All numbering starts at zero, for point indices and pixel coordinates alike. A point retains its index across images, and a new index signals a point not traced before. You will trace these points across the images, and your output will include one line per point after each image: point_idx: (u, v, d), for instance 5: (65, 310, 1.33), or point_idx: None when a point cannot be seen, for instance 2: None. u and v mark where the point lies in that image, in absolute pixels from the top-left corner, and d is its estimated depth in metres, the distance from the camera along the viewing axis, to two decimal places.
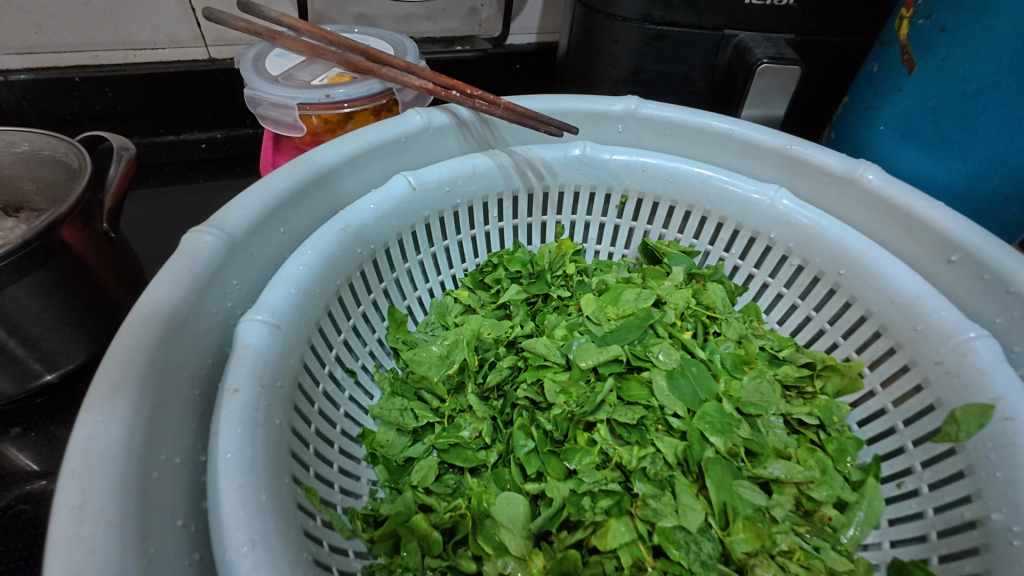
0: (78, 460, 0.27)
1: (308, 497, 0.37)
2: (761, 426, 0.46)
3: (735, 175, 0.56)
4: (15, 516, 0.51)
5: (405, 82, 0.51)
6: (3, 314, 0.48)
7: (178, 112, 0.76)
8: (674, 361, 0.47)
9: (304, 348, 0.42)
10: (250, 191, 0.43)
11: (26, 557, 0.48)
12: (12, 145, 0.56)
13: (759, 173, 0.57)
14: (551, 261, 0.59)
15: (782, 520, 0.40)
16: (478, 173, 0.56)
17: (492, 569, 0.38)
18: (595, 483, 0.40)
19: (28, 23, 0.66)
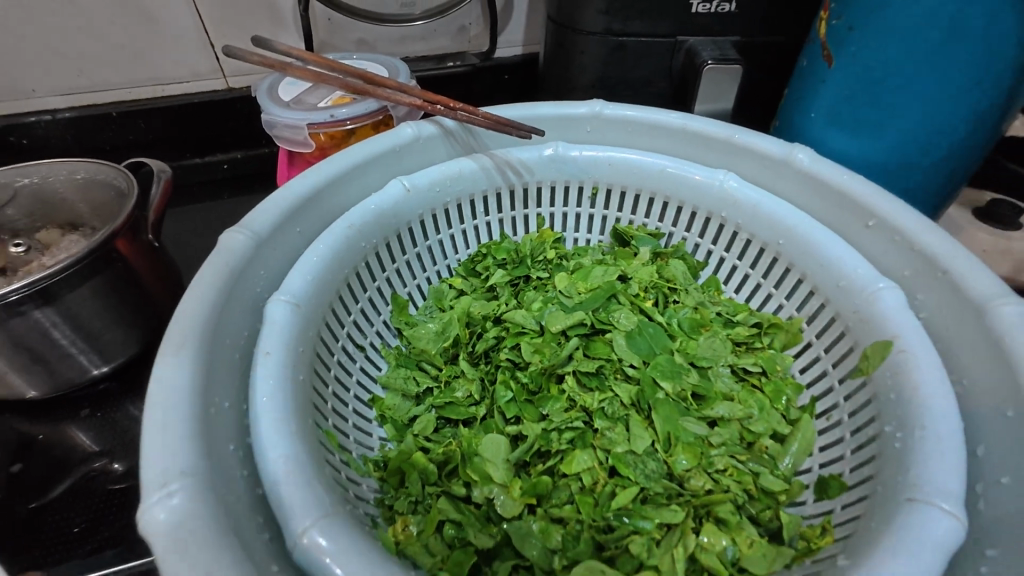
0: (157, 395, 0.36)
1: (329, 439, 0.45)
2: (711, 376, 0.54)
3: (688, 164, 0.64)
4: (85, 486, 0.59)
5: (398, 100, 0.60)
6: (71, 313, 0.58)
7: (202, 138, 0.86)
8: (632, 323, 0.55)
9: (320, 324, 0.51)
10: (271, 199, 0.53)
11: (93, 518, 0.56)
12: (72, 173, 0.67)
13: (710, 161, 0.65)
14: (533, 248, 0.68)
15: (718, 445, 0.47)
16: (464, 174, 0.65)
17: (479, 494, 0.45)
18: (562, 421, 0.48)
19: (71, 66, 0.77)
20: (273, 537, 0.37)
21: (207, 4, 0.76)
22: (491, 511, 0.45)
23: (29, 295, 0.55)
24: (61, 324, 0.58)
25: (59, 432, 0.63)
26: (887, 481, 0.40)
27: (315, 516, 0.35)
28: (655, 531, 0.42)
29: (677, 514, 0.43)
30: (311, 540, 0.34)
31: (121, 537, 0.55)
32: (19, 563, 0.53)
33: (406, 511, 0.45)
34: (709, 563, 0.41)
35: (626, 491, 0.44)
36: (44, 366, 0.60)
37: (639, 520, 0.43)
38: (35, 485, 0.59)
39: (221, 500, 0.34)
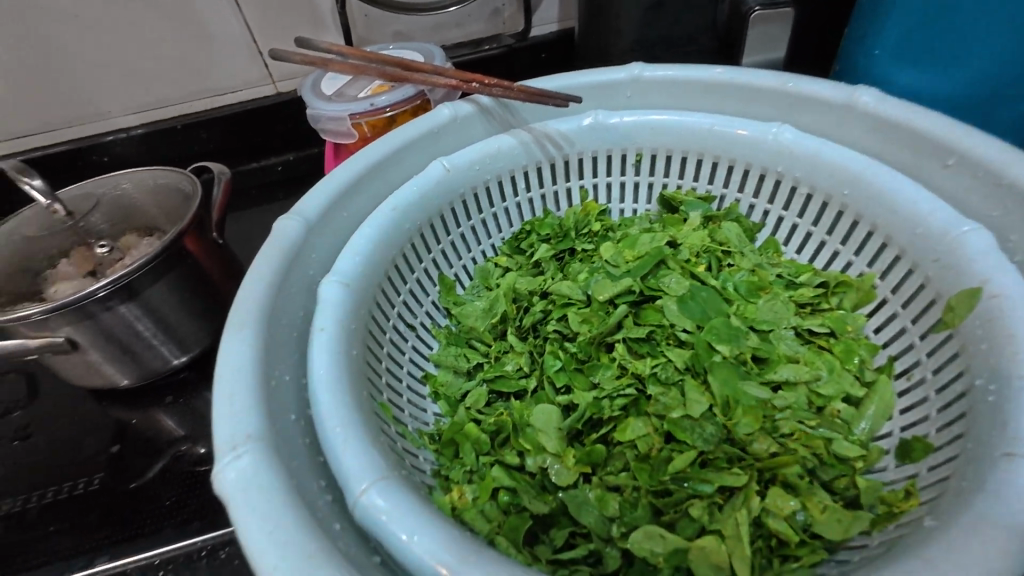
0: (225, 369, 0.39)
1: (385, 412, 0.47)
2: (773, 339, 0.51)
3: (737, 120, 0.60)
4: (172, 467, 0.64)
5: (434, 83, 0.61)
6: (152, 308, 0.63)
7: (257, 142, 0.91)
8: (683, 287, 0.53)
9: (371, 303, 0.52)
10: (318, 187, 0.55)
11: (179, 496, 0.60)
12: (149, 179, 0.71)
13: (762, 114, 0.61)
14: (577, 222, 0.67)
15: (783, 408, 0.45)
16: (502, 151, 0.64)
17: (533, 463, 0.45)
18: (614, 389, 0.47)
19: (138, 86, 0.83)
20: (336, 500, 0.38)
21: (252, 13, 0.79)
22: (546, 479, 0.45)
23: (114, 290, 0.60)
24: (143, 317, 0.63)
25: (148, 417, 0.69)
26: (980, 437, 0.37)
27: (373, 477, 0.36)
28: (716, 495, 0.41)
29: (740, 477, 0.41)
30: (370, 499, 0.35)
31: (206, 510, 0.59)
32: (124, 533, 0.58)
33: (461, 480, 0.46)
34: (778, 528, 0.39)
35: (683, 454, 0.42)
36: (133, 356, 0.65)
37: (698, 484, 0.41)
38: (131, 467, 0.64)
39: (286, 463, 0.36)
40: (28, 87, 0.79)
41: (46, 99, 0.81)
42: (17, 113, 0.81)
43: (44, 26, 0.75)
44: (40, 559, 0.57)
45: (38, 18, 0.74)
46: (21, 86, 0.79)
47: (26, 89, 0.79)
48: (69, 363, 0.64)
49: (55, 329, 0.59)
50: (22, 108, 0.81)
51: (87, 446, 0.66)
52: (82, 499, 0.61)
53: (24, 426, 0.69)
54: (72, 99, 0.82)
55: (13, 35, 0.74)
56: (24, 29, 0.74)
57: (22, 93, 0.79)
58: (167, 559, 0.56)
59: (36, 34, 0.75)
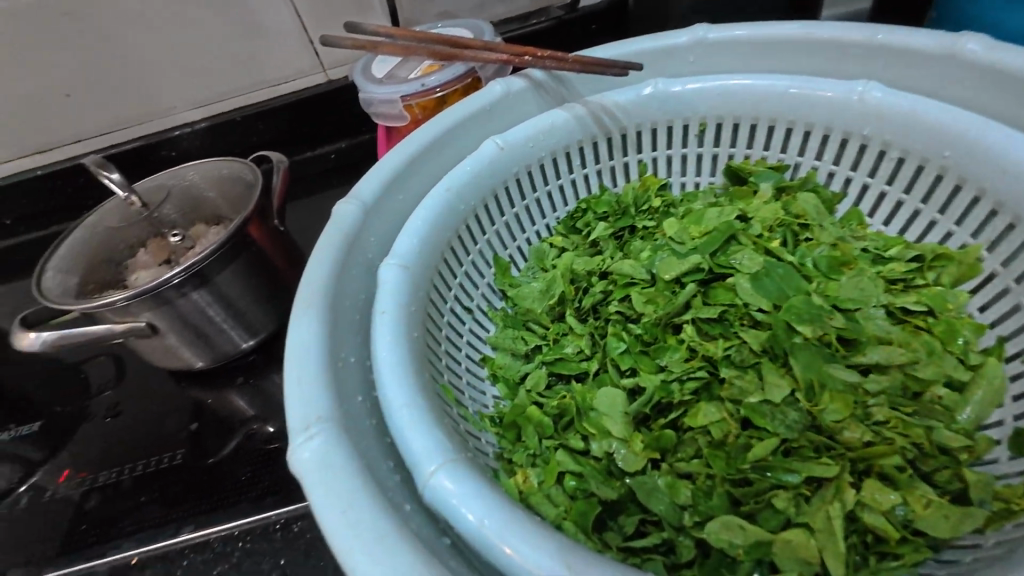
0: (293, 352, 0.39)
1: (446, 394, 0.46)
2: (860, 318, 0.46)
3: (815, 81, 0.55)
4: (247, 445, 0.67)
5: (485, 59, 0.59)
6: (221, 293, 0.66)
7: (312, 131, 0.93)
8: (757, 264, 0.49)
9: (429, 286, 0.52)
10: (373, 171, 0.55)
11: (255, 472, 0.63)
12: (218, 170, 0.74)
13: (847, 72, 0.55)
14: (636, 197, 0.64)
15: (875, 393, 0.41)
16: (557, 126, 0.62)
17: (599, 447, 0.44)
18: (683, 372, 0.45)
19: (200, 80, 0.86)
20: (405, 481, 0.38)
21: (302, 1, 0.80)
22: (612, 464, 0.43)
23: (187, 277, 0.63)
24: (214, 303, 0.66)
25: (223, 397, 0.72)
26: None
27: (440, 460, 0.36)
28: (803, 486, 0.38)
29: (831, 468, 0.38)
30: (438, 482, 0.35)
31: (279, 485, 0.60)
32: (206, 505, 0.61)
33: (525, 463, 0.45)
34: (875, 523, 0.36)
35: (764, 442, 0.40)
36: (206, 340, 0.69)
37: (783, 473, 0.38)
38: (210, 443, 0.68)
39: (356, 444, 0.36)
40: (103, 87, 0.83)
41: (118, 98, 0.85)
42: (95, 113, 0.86)
43: (114, 27, 0.78)
44: (133, 527, 0.61)
45: (109, 20, 0.77)
46: (97, 86, 0.83)
47: (101, 89, 0.84)
48: (150, 347, 0.68)
49: (136, 315, 0.63)
50: (98, 108, 0.85)
51: (169, 423, 0.71)
52: (167, 472, 0.66)
53: (114, 405, 0.74)
54: (142, 97, 0.86)
55: (87, 37, 0.78)
56: (96, 31, 0.78)
57: (97, 93, 0.84)
58: (245, 530, 0.57)
59: (108, 36, 0.79)
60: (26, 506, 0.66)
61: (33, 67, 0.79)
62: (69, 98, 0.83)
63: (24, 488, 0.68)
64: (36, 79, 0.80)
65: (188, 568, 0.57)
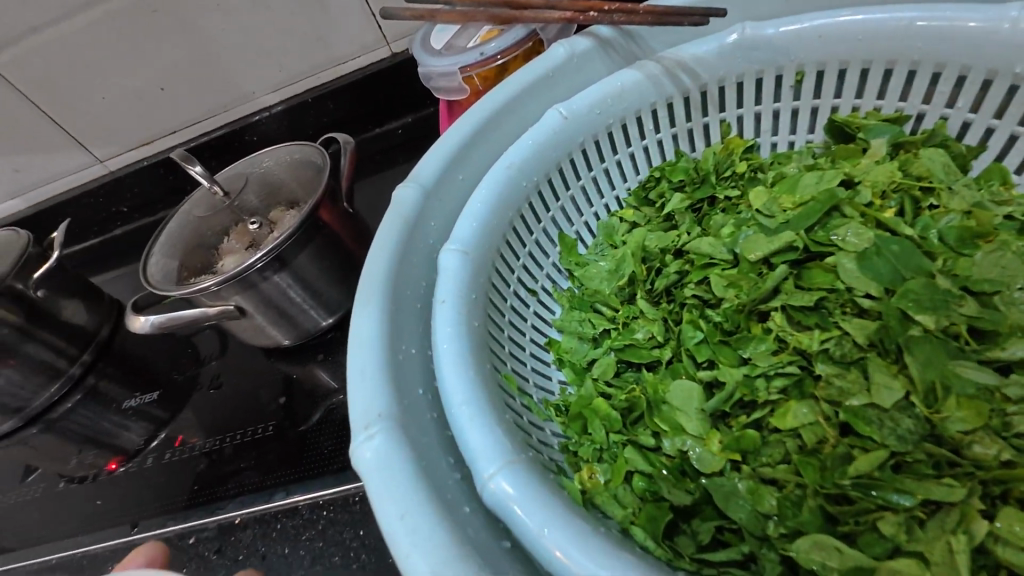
0: (354, 345, 0.40)
1: (509, 383, 0.45)
2: (999, 303, 0.39)
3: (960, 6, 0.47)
4: (330, 418, 0.71)
5: (547, 19, 0.54)
6: (300, 273, 0.70)
7: (379, 108, 0.94)
8: (866, 241, 0.42)
9: (490, 270, 0.50)
10: (432, 150, 0.53)
11: (337, 446, 0.67)
12: (291, 155, 0.77)
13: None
14: (717, 162, 0.58)
15: (1018, 400, 0.34)
16: (627, 89, 0.56)
17: (671, 445, 0.41)
18: (771, 366, 0.40)
19: (273, 64, 0.88)
20: (465, 478, 0.38)
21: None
22: (686, 465, 0.40)
23: (269, 261, 0.67)
24: (293, 284, 0.70)
25: (307, 371, 0.77)
26: None
27: (498, 461, 0.35)
28: (917, 509, 0.33)
29: (955, 491, 0.32)
30: (497, 484, 0.34)
31: None
32: (296, 474, 0.66)
33: (591, 459, 0.42)
34: (1013, 561, 0.31)
35: (870, 456, 0.34)
36: (289, 319, 0.73)
37: (892, 494, 0.33)
38: (299, 413, 0.73)
39: (414, 442, 0.36)
40: (190, 79, 0.88)
41: (204, 88, 0.89)
42: (186, 104, 0.91)
43: (196, 20, 0.81)
44: (236, 490, 0.67)
45: (191, 14, 0.81)
46: (185, 79, 0.88)
47: (189, 80, 0.88)
48: (242, 327, 0.73)
49: (225, 298, 0.68)
50: (188, 99, 0.90)
51: (263, 396, 0.77)
52: (261, 441, 0.71)
53: (216, 377, 0.82)
54: (224, 85, 0.89)
55: (174, 33, 0.82)
56: (180, 25, 0.82)
57: (186, 85, 0.89)
58: (328, 501, 0.61)
59: (191, 29, 0.82)
60: (152, 466, 0.75)
61: (131, 64, 0.85)
62: (163, 91, 0.89)
63: (152, 446, 0.78)
64: (135, 75, 0.86)
65: (281, 531, 0.62)
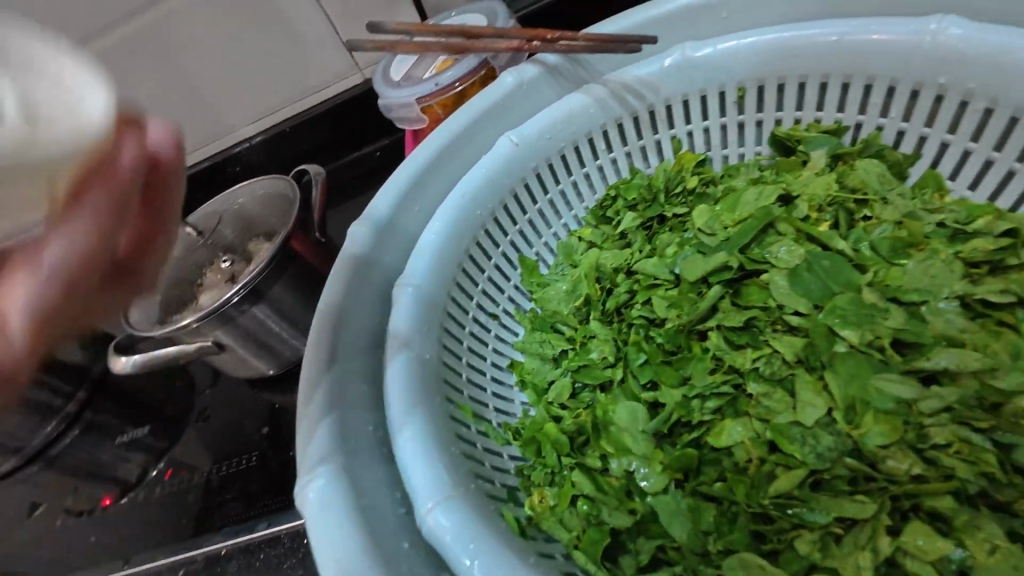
0: (305, 389, 0.42)
1: (463, 412, 0.46)
2: (925, 314, 0.40)
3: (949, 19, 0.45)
4: None
5: (495, 49, 0.56)
6: (276, 304, 0.72)
7: (354, 133, 0.90)
8: (797, 257, 0.43)
9: (445, 300, 0.52)
10: (386, 185, 0.55)
11: None
12: (262, 190, 0.79)
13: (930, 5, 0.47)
14: (669, 179, 0.59)
15: (933, 413, 0.36)
16: (574, 113, 0.58)
17: (617, 466, 0.42)
18: (706, 387, 0.42)
19: (252, 96, 0.85)
20: (410, 510, 0.41)
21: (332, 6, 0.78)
22: (632, 485, 0.41)
23: (245, 294, 0.68)
24: (271, 316, 0.73)
25: (289, 400, 0.78)
26: None
27: (437, 498, 0.37)
28: (832, 526, 0.35)
29: (866, 507, 0.34)
30: (436, 519, 0.36)
31: None
32: (278, 503, 0.68)
33: (543, 482, 0.44)
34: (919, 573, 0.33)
35: (790, 474, 0.36)
36: (270, 349, 0.76)
37: (807, 513, 0.35)
38: (285, 436, 0.75)
39: (356, 483, 0.39)
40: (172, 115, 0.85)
41: (186, 123, 0.86)
42: None
43: (178, 56, 0.79)
44: (220, 522, 0.70)
45: (172, 50, 0.78)
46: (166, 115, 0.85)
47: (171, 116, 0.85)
48: (224, 360, 0.75)
49: (204, 334, 0.69)
50: None
51: (248, 425, 0.78)
52: (246, 472, 0.73)
53: (203, 410, 0.83)
54: (205, 119, 0.86)
55: (157, 71, 0.79)
56: (164, 64, 0.79)
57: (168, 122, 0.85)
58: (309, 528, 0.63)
59: (173, 66, 0.79)
60: (141, 501, 0.77)
61: None
62: None
63: (152, 476, 0.79)
64: None
65: (264, 560, 0.64)
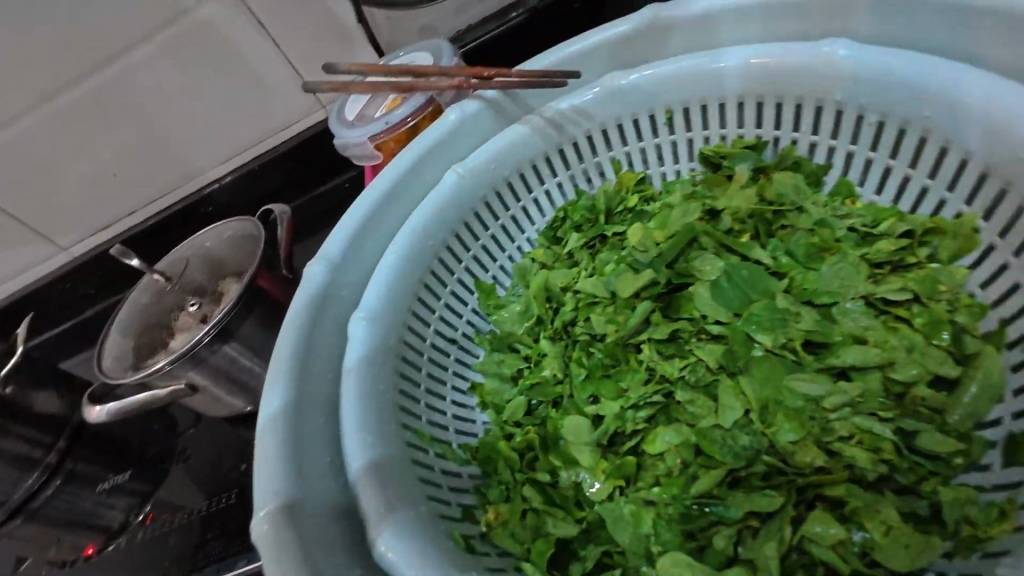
0: (262, 428, 0.44)
1: (420, 437, 0.49)
2: (836, 315, 0.44)
3: (873, 47, 0.47)
4: None
5: (438, 87, 0.58)
6: (247, 341, 0.75)
7: (321, 166, 0.90)
8: (717, 269, 0.47)
9: (400, 329, 0.54)
10: (340, 223, 0.58)
11: None
12: (227, 232, 0.81)
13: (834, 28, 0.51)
14: (610, 201, 0.63)
15: (837, 408, 0.40)
16: (516, 143, 0.61)
17: (566, 477, 0.44)
18: (640, 398, 0.45)
19: (220, 136, 0.83)
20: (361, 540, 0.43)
21: (293, 50, 0.77)
22: (581, 495, 0.44)
23: (216, 333, 0.70)
24: (243, 353, 0.75)
25: None
26: None
27: (385, 526, 0.39)
28: (748, 520, 0.38)
29: (774, 500, 0.38)
30: (385, 547, 0.38)
31: None
32: None
33: (498, 500, 0.46)
34: (822, 557, 0.36)
35: (711, 474, 0.40)
36: (243, 386, 0.77)
37: (723, 510, 0.39)
38: None
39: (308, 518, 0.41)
40: (141, 161, 0.82)
41: (155, 167, 0.83)
42: (141, 187, 0.85)
43: (141, 104, 0.77)
44: (203, 562, 0.71)
45: (139, 98, 0.76)
46: (135, 161, 0.82)
47: (141, 163, 0.82)
48: (197, 402, 0.77)
49: (177, 377, 0.71)
50: (143, 181, 0.84)
51: (226, 462, 0.80)
52: (225, 511, 0.74)
53: (184, 451, 0.84)
54: (173, 162, 0.84)
55: (123, 119, 0.77)
56: (131, 112, 0.77)
57: (138, 168, 0.83)
58: None
59: (136, 114, 0.77)
60: (124, 547, 0.78)
61: (82, 152, 0.79)
62: (116, 177, 0.82)
63: (137, 521, 0.80)
64: (86, 162, 0.80)
65: None
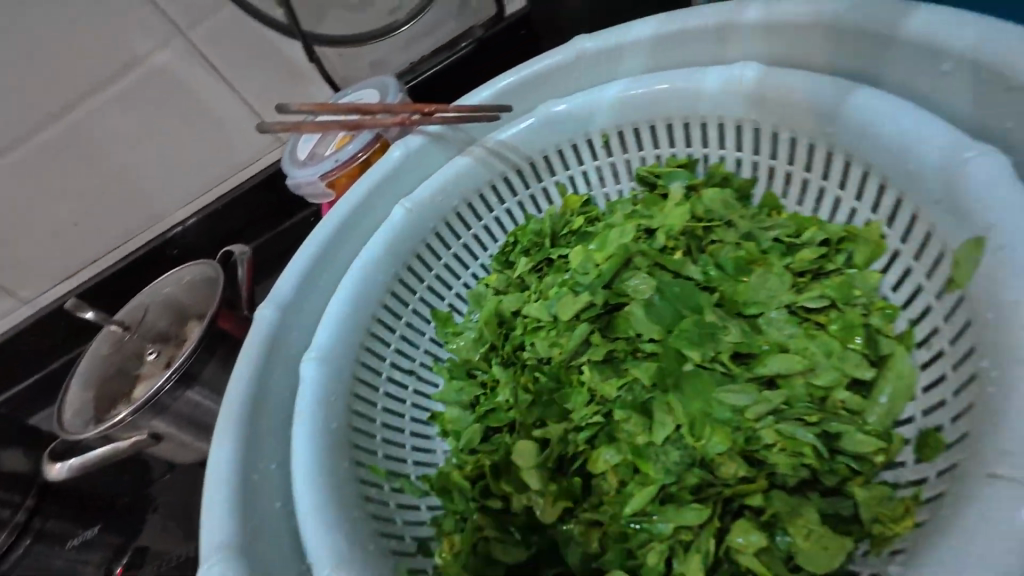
0: (209, 477, 0.45)
1: (374, 473, 0.50)
2: (761, 325, 0.47)
3: (777, 70, 0.50)
4: None
5: (383, 123, 0.59)
6: (210, 383, 0.74)
7: (286, 201, 0.89)
8: (646, 287, 0.50)
9: (354, 367, 0.54)
10: (290, 264, 0.58)
11: None
12: (184, 277, 0.81)
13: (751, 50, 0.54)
14: (556, 223, 0.64)
15: (761, 417, 0.43)
16: (461, 174, 0.62)
17: (517, 502, 0.46)
18: (582, 419, 0.47)
19: (184, 177, 0.82)
20: None
21: (249, 90, 0.76)
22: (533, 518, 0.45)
23: (178, 380, 0.70)
24: (208, 397, 0.74)
25: None
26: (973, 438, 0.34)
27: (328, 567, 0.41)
28: (680, 535, 0.41)
29: (700, 513, 0.41)
30: None
31: None
32: None
33: (453, 529, 0.47)
34: (750, 565, 0.38)
35: (643, 491, 0.43)
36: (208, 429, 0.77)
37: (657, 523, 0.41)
38: None
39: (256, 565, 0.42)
40: (104, 206, 0.80)
41: (119, 212, 0.82)
42: (105, 234, 0.83)
43: (103, 150, 0.76)
44: None
45: (101, 144, 0.75)
46: (99, 207, 0.80)
47: (106, 209, 0.81)
48: (162, 450, 0.76)
49: (139, 427, 0.70)
50: (107, 227, 0.82)
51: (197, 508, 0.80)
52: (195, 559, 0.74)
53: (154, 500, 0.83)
54: (137, 206, 0.82)
55: (85, 166, 0.76)
56: (91, 158, 0.76)
57: (104, 214, 0.81)
58: None
59: (97, 161, 0.76)
60: None
61: (46, 200, 0.77)
62: (77, 226, 0.80)
63: None
64: (51, 210, 0.78)
65: None
